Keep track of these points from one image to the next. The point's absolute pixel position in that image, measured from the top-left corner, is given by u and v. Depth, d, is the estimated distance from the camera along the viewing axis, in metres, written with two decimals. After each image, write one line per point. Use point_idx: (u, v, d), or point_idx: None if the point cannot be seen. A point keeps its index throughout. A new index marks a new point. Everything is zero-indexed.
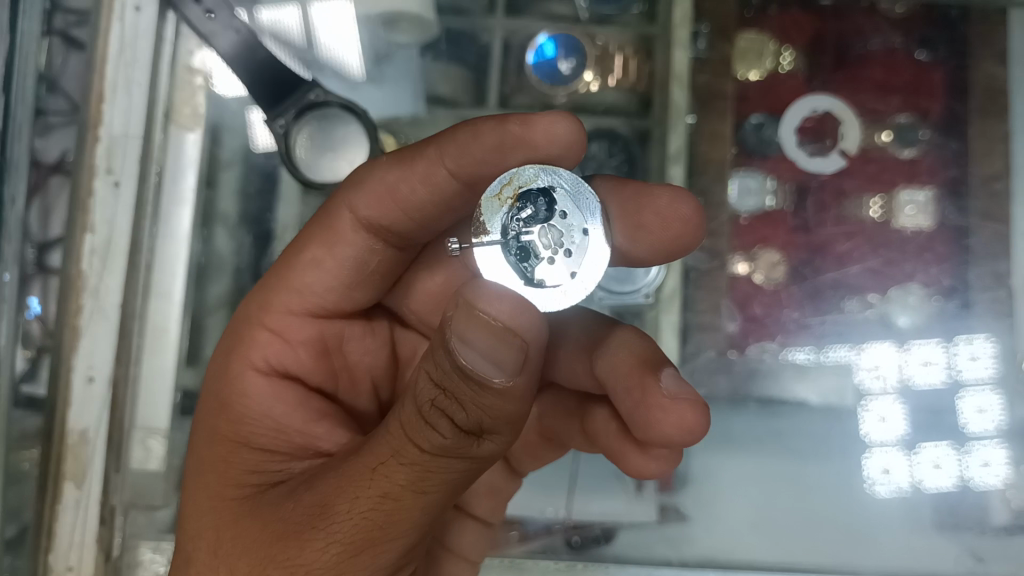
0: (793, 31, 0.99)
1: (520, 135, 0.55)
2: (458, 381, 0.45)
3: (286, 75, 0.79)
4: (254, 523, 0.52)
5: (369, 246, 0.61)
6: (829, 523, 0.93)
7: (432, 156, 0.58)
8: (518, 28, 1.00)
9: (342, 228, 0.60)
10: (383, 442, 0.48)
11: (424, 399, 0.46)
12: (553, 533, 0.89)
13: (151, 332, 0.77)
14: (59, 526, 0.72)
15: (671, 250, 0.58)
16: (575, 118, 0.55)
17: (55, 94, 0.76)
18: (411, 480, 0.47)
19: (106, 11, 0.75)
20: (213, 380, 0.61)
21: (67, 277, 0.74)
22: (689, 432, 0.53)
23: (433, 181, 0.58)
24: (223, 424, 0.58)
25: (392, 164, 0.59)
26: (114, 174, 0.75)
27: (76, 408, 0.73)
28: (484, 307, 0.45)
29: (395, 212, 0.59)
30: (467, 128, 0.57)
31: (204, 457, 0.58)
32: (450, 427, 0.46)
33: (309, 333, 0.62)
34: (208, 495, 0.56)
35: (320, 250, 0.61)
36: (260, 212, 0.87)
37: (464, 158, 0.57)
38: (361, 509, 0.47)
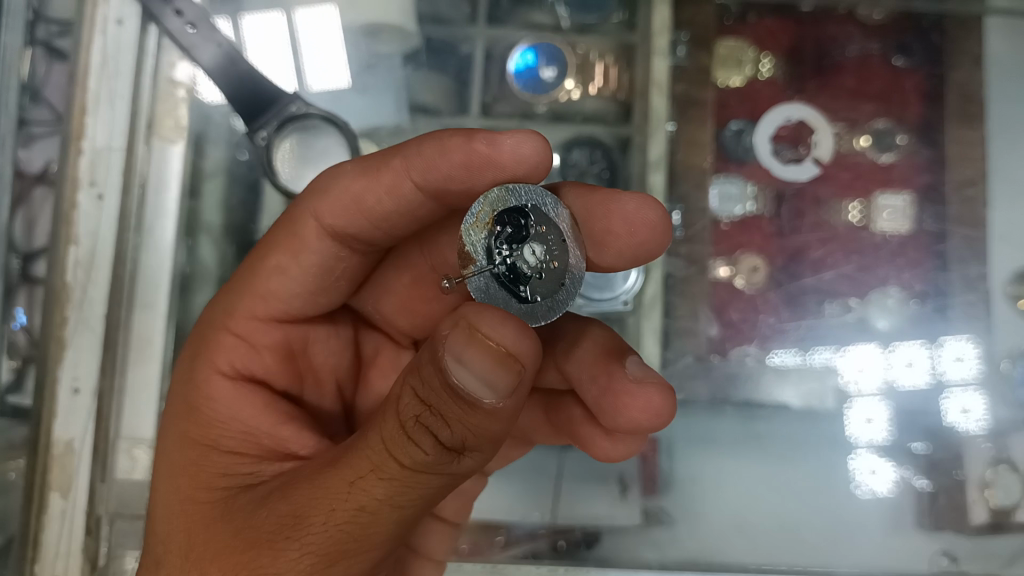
0: (771, 40, 1.01)
1: (486, 155, 0.54)
2: (447, 399, 0.45)
3: (265, 89, 0.82)
4: (226, 528, 0.51)
5: (336, 254, 0.61)
6: (814, 525, 0.94)
7: (397, 168, 0.57)
8: (500, 37, 1.01)
9: (305, 234, 0.60)
10: (361, 453, 0.47)
11: (408, 414, 0.46)
12: (538, 538, 0.89)
13: (135, 343, 0.78)
14: (45, 534, 0.72)
15: (639, 253, 0.58)
16: (539, 136, 0.54)
17: (38, 104, 0.76)
18: (389, 494, 0.47)
19: (89, 24, 0.76)
20: (180, 382, 0.60)
21: (51, 288, 0.74)
22: (655, 416, 0.56)
23: (398, 193, 0.58)
24: (194, 428, 0.57)
25: (359, 174, 0.59)
26: (98, 187, 0.75)
27: (62, 419, 0.73)
28: (486, 331, 0.45)
29: (361, 220, 0.59)
30: (434, 142, 0.56)
31: (171, 460, 0.57)
32: (433, 444, 0.46)
33: (276, 337, 0.62)
34: (177, 499, 0.55)
35: (286, 257, 0.60)
36: (244, 223, 0.90)
37: (430, 174, 0.56)
38: (337, 522, 0.47)
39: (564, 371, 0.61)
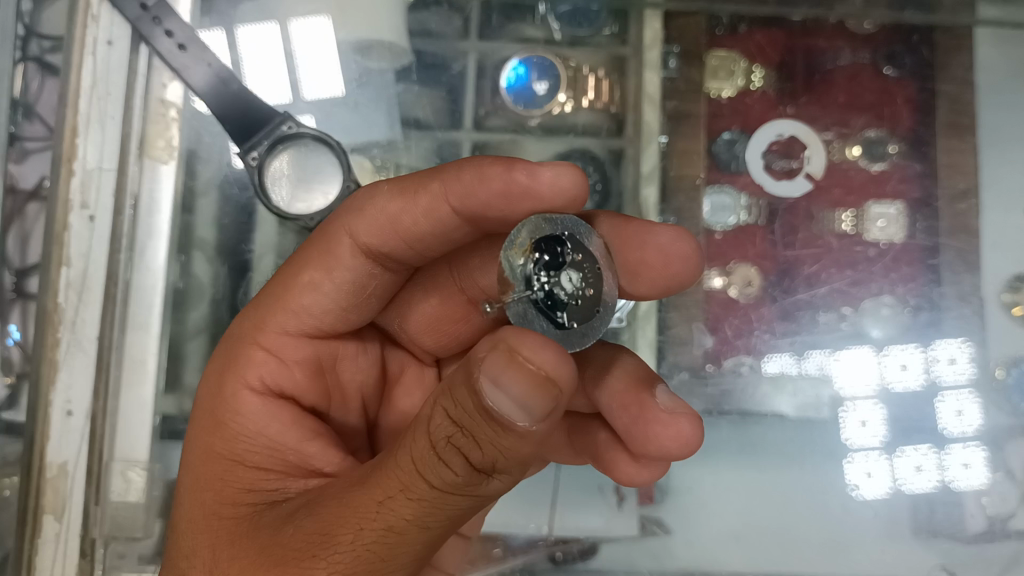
0: (762, 53, 1.02)
1: (526, 185, 0.53)
2: (481, 422, 0.43)
3: (257, 111, 0.82)
4: (251, 544, 0.50)
5: (369, 272, 0.60)
6: (810, 534, 0.95)
7: (435, 191, 0.56)
8: (491, 51, 1.01)
9: (340, 252, 0.59)
10: (391, 473, 0.46)
11: (440, 435, 0.45)
12: (536, 548, 0.91)
13: (129, 364, 0.77)
14: (39, 560, 0.72)
15: (669, 286, 0.58)
16: (578, 169, 0.53)
17: (31, 121, 0.76)
18: (418, 515, 0.46)
19: (78, 45, 0.77)
20: (207, 393, 0.59)
21: (43, 309, 0.74)
22: (685, 445, 0.55)
23: (435, 216, 0.57)
24: (220, 442, 0.56)
25: (396, 193, 0.58)
26: (89, 208, 0.76)
27: (56, 441, 0.73)
28: (526, 354, 0.42)
29: (396, 240, 0.58)
30: (472, 169, 0.55)
31: (197, 473, 0.56)
32: (464, 466, 0.45)
33: (304, 352, 0.60)
34: (202, 513, 0.54)
35: (319, 274, 0.59)
36: (237, 243, 0.86)
37: (467, 199, 0.55)
38: (364, 541, 0.46)
39: (595, 400, 0.60)
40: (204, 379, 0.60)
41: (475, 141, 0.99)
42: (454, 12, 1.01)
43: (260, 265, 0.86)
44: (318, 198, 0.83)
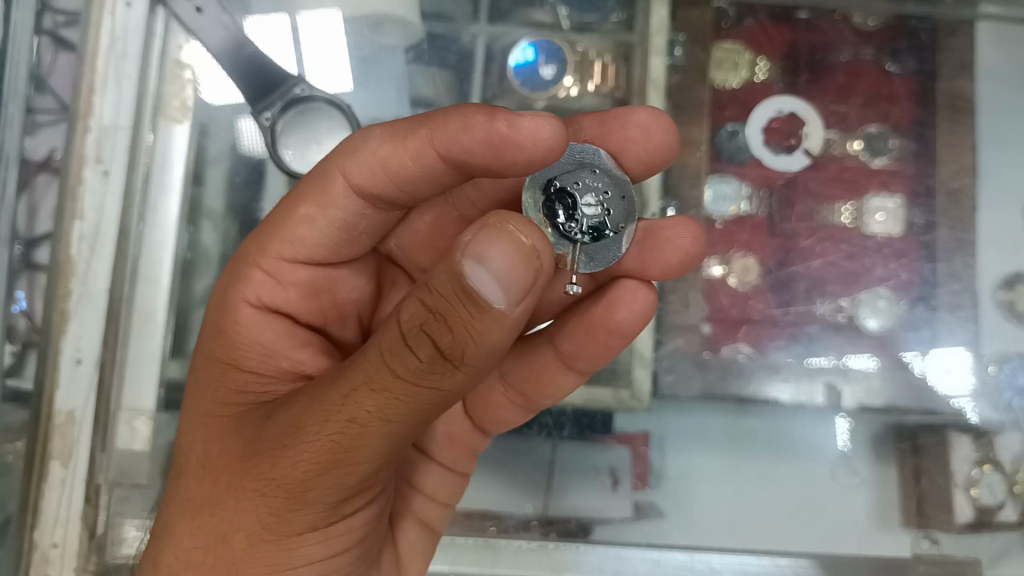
0: (764, 41, 1.03)
1: (506, 134, 0.52)
2: (451, 302, 0.43)
3: (272, 72, 0.85)
4: (240, 436, 0.53)
5: (362, 212, 0.60)
6: (804, 519, 0.96)
7: (422, 137, 0.55)
8: (500, 34, 1.03)
9: (335, 192, 0.59)
10: (359, 366, 0.46)
11: (413, 322, 0.44)
12: (531, 528, 0.90)
13: (137, 316, 0.80)
14: (45, 502, 0.74)
15: (650, 163, 0.64)
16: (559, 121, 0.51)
17: (44, 93, 0.77)
18: (379, 407, 0.46)
19: (98, 7, 0.79)
20: (214, 306, 0.62)
21: (56, 266, 0.76)
22: (685, 257, 0.64)
23: (424, 161, 0.56)
24: (218, 348, 0.59)
25: (387, 137, 0.57)
26: (104, 164, 0.78)
27: (65, 388, 0.75)
28: (521, 235, 0.44)
29: (389, 183, 0.58)
30: (458, 118, 0.54)
31: (202, 376, 0.59)
32: (429, 352, 0.44)
33: (299, 276, 0.62)
34: (201, 412, 0.57)
35: (313, 209, 0.60)
36: (247, 203, 0.88)
37: (451, 141, 0.54)
38: (329, 432, 0.47)
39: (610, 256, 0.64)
40: (216, 291, 0.64)
41: None
42: None
43: None
44: (326, 156, 0.86)
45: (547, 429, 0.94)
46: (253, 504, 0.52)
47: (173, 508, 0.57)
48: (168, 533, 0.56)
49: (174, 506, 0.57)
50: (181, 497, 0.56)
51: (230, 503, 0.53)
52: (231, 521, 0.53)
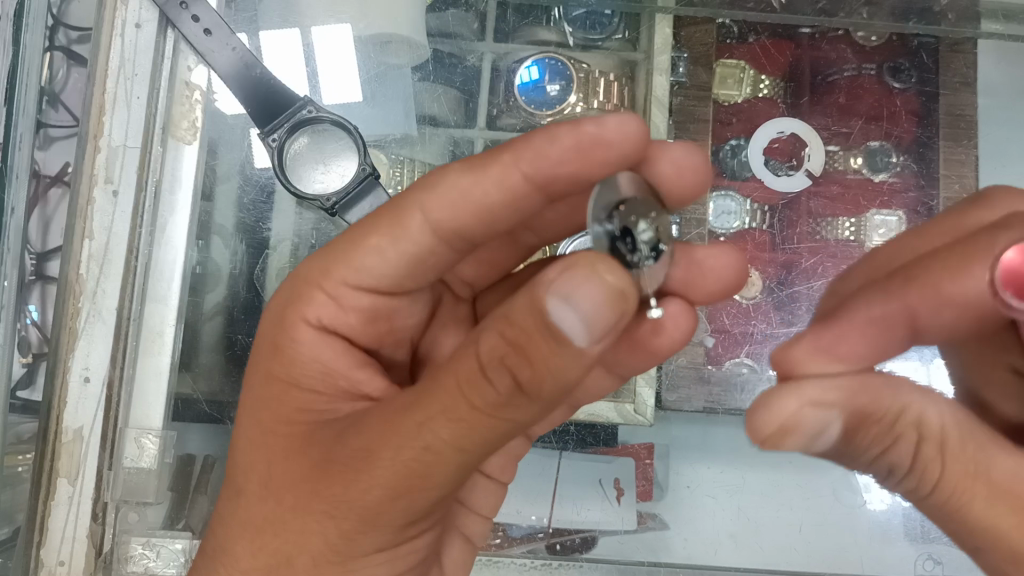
0: (764, 59, 1.04)
1: (596, 135, 0.59)
2: (534, 335, 0.44)
3: (281, 98, 0.87)
4: (305, 457, 0.55)
5: (432, 247, 0.62)
6: (811, 529, 0.94)
7: (507, 161, 0.60)
8: (505, 52, 1.04)
9: (409, 226, 0.61)
10: (435, 396, 0.48)
11: (492, 356, 0.45)
12: (535, 540, 0.90)
13: (145, 336, 0.81)
14: (51, 521, 0.74)
15: (689, 193, 0.65)
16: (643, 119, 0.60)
17: (57, 109, 0.81)
18: (455, 435, 0.48)
19: (107, 28, 0.82)
20: (270, 322, 0.63)
21: (65, 282, 0.77)
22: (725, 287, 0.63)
23: (506, 183, 0.60)
24: (277, 366, 0.60)
25: (467, 169, 0.61)
26: (113, 183, 0.79)
27: (72, 407, 0.76)
28: (602, 277, 0.43)
29: (467, 215, 0.61)
30: (541, 138, 0.60)
31: (257, 395, 0.60)
32: (508, 387, 0.46)
33: (360, 302, 0.63)
34: (257, 430, 0.59)
35: (384, 240, 0.61)
36: (255, 223, 0.92)
37: (541, 162, 0.60)
38: (404, 457, 0.49)
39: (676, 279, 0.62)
40: (269, 310, 0.64)
41: (487, 140, 1.02)
42: (470, 13, 1.03)
43: (277, 248, 0.92)
44: (334, 177, 0.87)
45: (552, 439, 0.94)
46: (319, 525, 0.54)
47: (230, 532, 0.58)
48: (225, 554, 0.59)
49: (232, 523, 0.58)
50: (238, 518, 0.58)
51: (295, 525, 0.55)
52: (295, 542, 0.55)
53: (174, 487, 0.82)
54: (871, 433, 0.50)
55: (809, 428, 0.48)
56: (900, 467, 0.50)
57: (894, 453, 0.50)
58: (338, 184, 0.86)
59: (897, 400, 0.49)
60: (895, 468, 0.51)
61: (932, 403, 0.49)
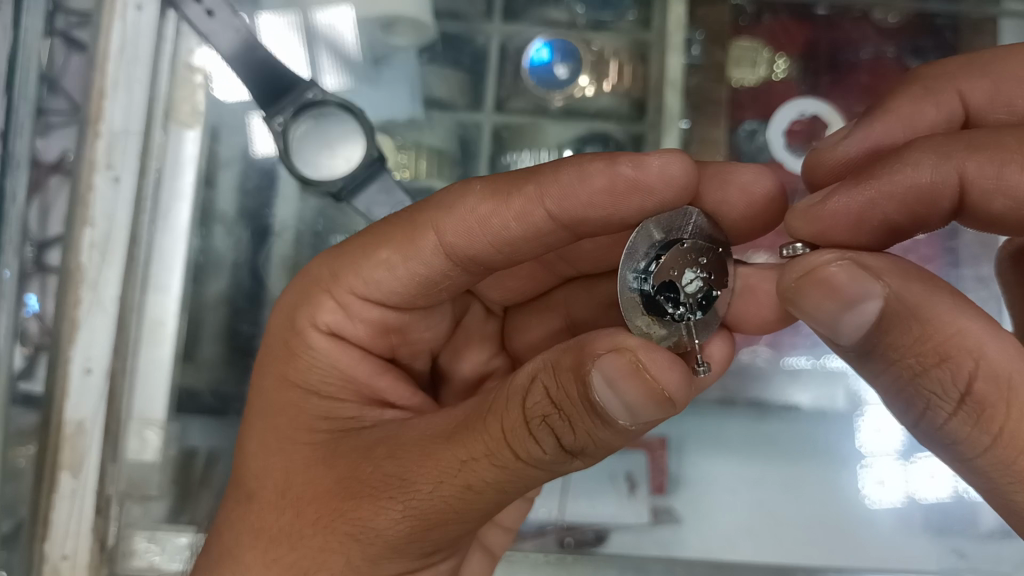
0: (783, 37, 1.00)
1: (633, 178, 0.54)
2: (578, 409, 0.45)
3: (283, 77, 0.84)
4: (330, 472, 0.54)
5: (446, 271, 0.59)
6: (826, 524, 0.91)
7: (532, 195, 0.56)
8: (514, 32, 1.01)
9: (423, 246, 0.58)
10: (477, 436, 0.48)
11: (535, 413, 0.46)
12: (546, 534, 0.87)
13: (148, 325, 0.79)
14: (55, 515, 0.72)
15: (761, 219, 0.61)
16: (687, 157, 0.54)
17: (55, 95, 0.77)
18: (495, 479, 0.49)
19: (108, 11, 0.78)
20: (280, 323, 0.62)
21: (67, 274, 0.75)
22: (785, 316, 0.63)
23: (529, 219, 0.56)
24: (292, 372, 0.59)
25: (489, 195, 0.57)
26: (114, 170, 0.77)
27: (74, 398, 0.74)
28: (653, 373, 0.45)
29: (484, 243, 0.57)
30: (571, 171, 0.55)
31: (273, 400, 0.59)
32: (552, 446, 0.47)
33: (369, 313, 0.61)
34: (275, 436, 0.58)
35: (395, 255, 0.58)
36: (259, 208, 0.90)
37: (568, 202, 0.55)
38: (441, 493, 0.49)
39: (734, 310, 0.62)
40: (280, 305, 0.63)
41: (496, 124, 1.00)
42: None
43: (281, 237, 0.91)
44: (341, 163, 0.85)
45: None
46: (341, 547, 0.53)
47: (239, 533, 0.58)
48: (232, 557, 0.57)
49: (244, 528, 0.58)
50: (251, 524, 0.57)
51: (314, 541, 0.54)
52: (312, 558, 0.54)
53: (176, 480, 0.80)
54: (913, 337, 0.45)
55: (845, 291, 0.47)
56: (944, 402, 0.45)
57: (930, 381, 0.45)
58: (346, 169, 0.84)
59: (956, 321, 0.45)
60: (935, 402, 0.46)
61: (1000, 345, 0.44)
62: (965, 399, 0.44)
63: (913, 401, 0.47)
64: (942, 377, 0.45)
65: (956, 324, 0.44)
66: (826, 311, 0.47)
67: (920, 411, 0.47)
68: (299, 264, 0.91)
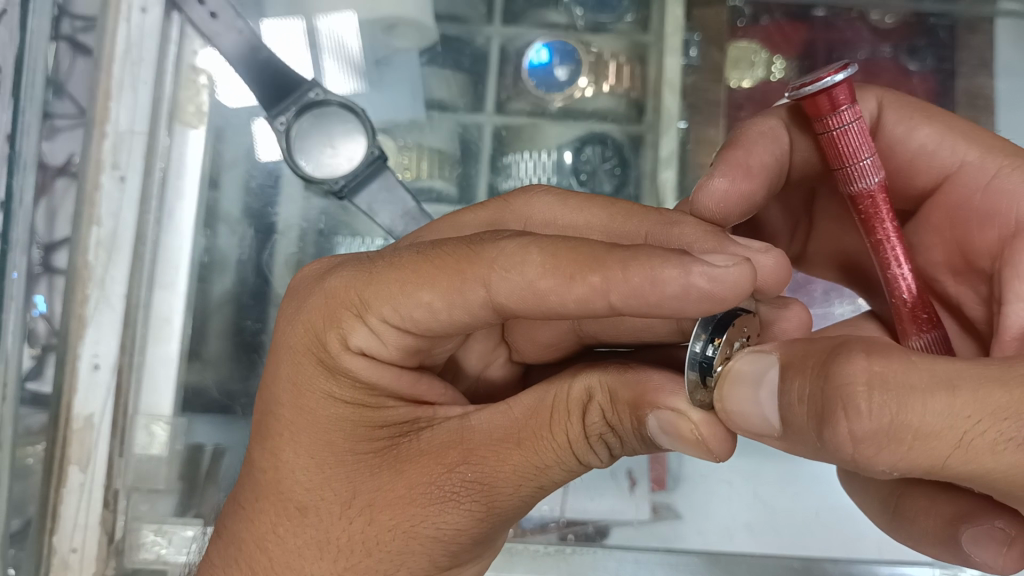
0: (779, 39, 1.00)
1: (705, 289, 0.41)
2: (632, 434, 0.50)
3: (286, 79, 0.86)
4: (401, 480, 0.51)
5: (488, 320, 0.48)
6: (824, 521, 0.92)
7: (595, 287, 0.42)
8: (514, 35, 1.03)
9: (470, 299, 0.46)
10: (551, 442, 0.50)
11: (594, 429, 0.50)
12: (548, 530, 0.87)
13: (154, 321, 0.82)
14: (63, 508, 0.73)
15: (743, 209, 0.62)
16: (750, 264, 0.42)
17: (61, 99, 0.78)
18: (558, 478, 0.52)
19: (113, 13, 0.80)
20: (308, 333, 0.52)
21: (74, 273, 0.77)
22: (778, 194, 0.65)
23: (588, 308, 0.43)
24: (337, 385, 0.52)
25: (546, 267, 0.44)
26: (120, 169, 0.79)
27: (83, 393, 0.75)
28: (711, 444, 0.47)
29: (537, 314, 0.45)
30: (640, 260, 0.41)
31: (318, 411, 0.52)
32: (604, 453, 0.51)
33: (406, 342, 0.50)
34: (328, 448, 0.52)
35: (438, 300, 0.47)
36: (262, 208, 0.92)
37: (635, 302, 0.42)
38: (518, 494, 0.51)
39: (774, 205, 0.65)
40: (306, 311, 0.52)
41: (496, 124, 1.02)
42: None
43: (285, 233, 0.92)
44: (343, 163, 0.87)
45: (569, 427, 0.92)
46: (421, 550, 0.52)
47: (298, 546, 0.52)
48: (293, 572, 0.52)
49: (300, 543, 0.52)
50: (307, 537, 0.52)
51: (393, 548, 0.52)
52: (387, 562, 0.52)
53: (183, 476, 0.81)
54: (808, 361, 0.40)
55: (744, 372, 0.43)
56: (857, 388, 0.36)
57: (831, 382, 0.37)
58: (347, 168, 0.87)
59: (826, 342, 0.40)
60: (850, 400, 0.36)
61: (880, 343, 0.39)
62: (873, 380, 0.36)
63: (835, 427, 0.37)
64: (841, 366, 0.37)
65: (836, 339, 0.39)
66: (742, 398, 0.44)
67: (847, 428, 0.37)
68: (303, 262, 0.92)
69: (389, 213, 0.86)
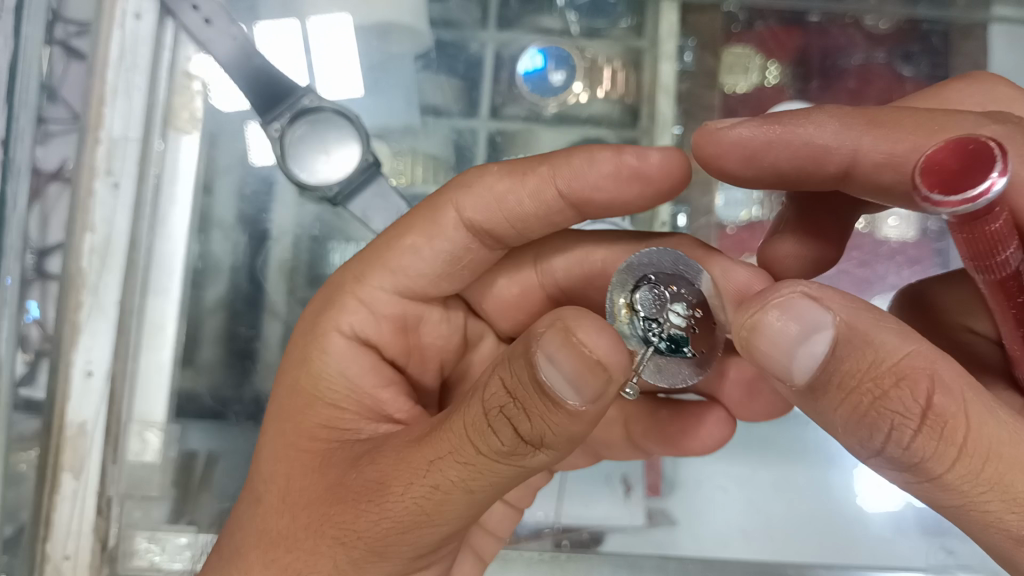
0: (774, 45, 1.01)
1: (636, 168, 0.60)
2: (533, 396, 0.43)
3: (280, 85, 0.86)
4: (320, 479, 0.54)
5: (467, 246, 0.63)
6: (818, 527, 0.91)
7: (545, 174, 0.61)
8: (508, 40, 1.03)
9: (445, 222, 0.62)
10: (446, 433, 0.47)
11: (493, 404, 0.45)
12: (542, 537, 0.87)
13: (148, 326, 0.81)
14: (57, 514, 0.73)
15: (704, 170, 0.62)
16: (680, 150, 0.60)
17: (55, 104, 0.78)
18: (462, 477, 0.47)
19: (107, 18, 0.79)
20: (308, 323, 0.63)
21: (68, 281, 0.76)
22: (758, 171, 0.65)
23: (543, 201, 0.61)
24: (306, 378, 0.59)
25: (504, 176, 0.62)
26: (114, 176, 0.78)
27: (76, 400, 0.75)
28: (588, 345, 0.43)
29: (500, 220, 0.62)
30: (583, 156, 0.60)
31: (284, 405, 0.59)
32: (511, 436, 0.45)
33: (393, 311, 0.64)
34: (282, 442, 0.58)
35: (422, 240, 0.62)
36: (257, 213, 0.92)
37: (577, 183, 0.60)
38: (413, 494, 0.48)
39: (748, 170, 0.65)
40: (307, 312, 0.64)
41: (490, 130, 1.01)
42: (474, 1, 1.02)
43: (279, 240, 0.93)
44: (338, 166, 0.87)
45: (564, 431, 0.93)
46: (327, 552, 0.52)
47: (247, 536, 0.57)
48: (239, 556, 0.57)
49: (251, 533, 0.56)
50: (254, 529, 0.56)
51: (305, 545, 0.53)
52: (303, 561, 0.53)
53: (177, 483, 0.81)
54: None
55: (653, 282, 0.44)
56: None
57: None
58: (340, 172, 0.86)
59: None
60: None
61: None
62: None
63: None
64: None
65: None
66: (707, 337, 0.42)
67: None
68: (297, 267, 0.94)
69: (384, 219, 0.87)
